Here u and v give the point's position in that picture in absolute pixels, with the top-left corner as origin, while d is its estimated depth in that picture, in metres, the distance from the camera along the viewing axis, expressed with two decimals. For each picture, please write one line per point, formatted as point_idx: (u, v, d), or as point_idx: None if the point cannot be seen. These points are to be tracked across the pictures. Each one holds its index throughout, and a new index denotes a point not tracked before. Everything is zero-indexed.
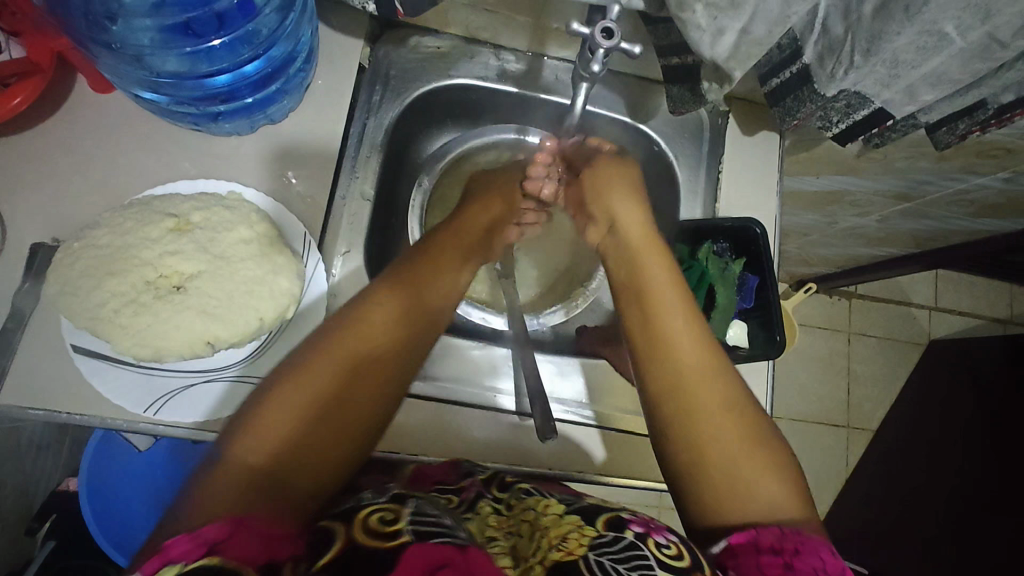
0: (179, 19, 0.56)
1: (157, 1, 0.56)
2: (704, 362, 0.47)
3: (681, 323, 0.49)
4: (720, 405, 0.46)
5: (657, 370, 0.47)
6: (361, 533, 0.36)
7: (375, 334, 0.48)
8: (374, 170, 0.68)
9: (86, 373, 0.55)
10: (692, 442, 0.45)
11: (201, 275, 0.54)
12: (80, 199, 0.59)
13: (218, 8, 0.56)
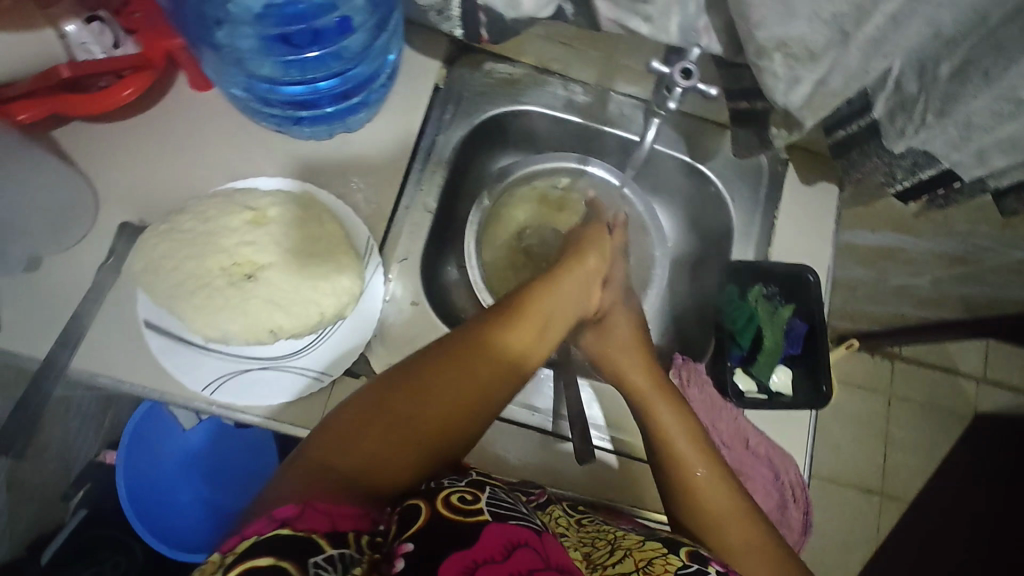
0: (278, 31, 0.59)
1: (260, 10, 0.59)
2: (701, 464, 0.56)
3: (679, 432, 0.58)
4: (721, 511, 0.54)
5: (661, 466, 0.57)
6: (441, 509, 0.42)
7: (438, 385, 0.50)
8: (437, 184, 0.71)
9: (155, 351, 0.58)
10: (700, 522, 0.54)
11: (272, 267, 0.57)
12: (166, 186, 0.63)
13: (316, 24, 0.60)
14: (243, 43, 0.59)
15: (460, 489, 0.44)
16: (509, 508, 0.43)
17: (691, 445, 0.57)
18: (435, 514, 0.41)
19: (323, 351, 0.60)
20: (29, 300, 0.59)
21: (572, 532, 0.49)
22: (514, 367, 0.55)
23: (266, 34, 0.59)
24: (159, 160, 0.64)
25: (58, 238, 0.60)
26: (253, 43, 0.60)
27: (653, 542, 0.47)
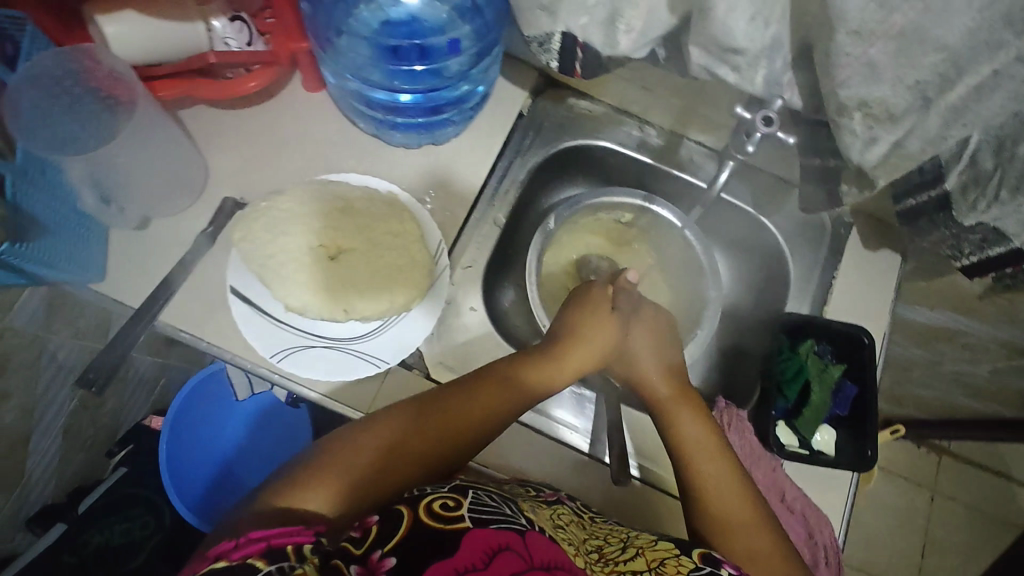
0: (393, 43, 0.66)
1: (381, 25, 0.66)
2: (712, 458, 0.58)
3: (696, 438, 0.59)
4: (738, 518, 0.54)
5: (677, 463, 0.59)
6: (423, 515, 0.42)
7: (422, 424, 0.54)
8: (510, 202, 0.75)
9: (235, 315, 0.63)
10: (712, 516, 0.54)
11: (354, 252, 0.62)
12: (268, 170, 0.70)
13: (427, 42, 0.66)
14: (357, 48, 0.66)
15: (442, 495, 0.45)
16: (491, 513, 0.44)
17: (707, 449, 0.58)
18: (417, 521, 0.42)
19: (385, 339, 0.64)
20: (133, 253, 0.65)
21: (578, 534, 0.51)
22: (499, 410, 0.57)
23: (380, 43, 0.66)
24: (264, 146, 0.71)
25: (169, 203, 0.66)
26: (366, 49, 0.66)
27: (669, 543, 0.49)
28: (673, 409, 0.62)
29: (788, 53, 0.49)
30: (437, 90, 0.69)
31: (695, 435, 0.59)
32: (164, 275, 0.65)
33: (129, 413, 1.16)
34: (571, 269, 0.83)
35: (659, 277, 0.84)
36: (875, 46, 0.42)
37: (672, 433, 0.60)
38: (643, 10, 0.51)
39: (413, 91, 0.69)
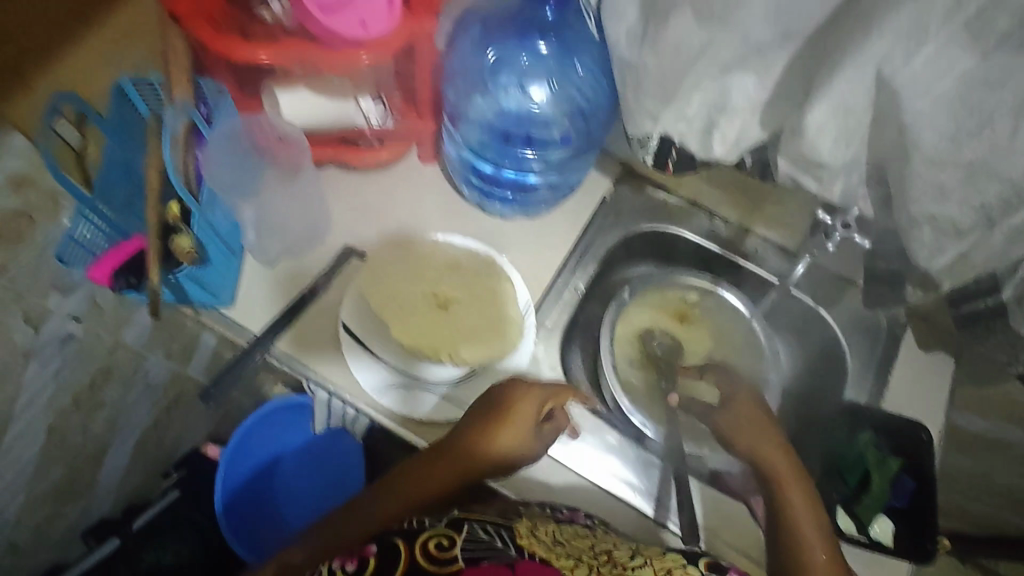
0: (506, 130, 0.76)
1: (496, 113, 0.76)
2: (818, 534, 0.61)
3: (803, 506, 0.63)
4: None
5: (781, 534, 0.62)
6: (422, 556, 0.54)
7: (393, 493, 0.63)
8: (590, 274, 0.83)
9: (344, 348, 0.70)
10: None
11: (461, 304, 0.68)
12: (381, 224, 0.79)
13: (534, 135, 0.76)
14: (475, 131, 0.76)
15: (439, 535, 0.56)
16: (484, 549, 0.54)
17: (816, 530, 0.61)
18: (413, 562, 0.53)
19: (475, 387, 0.71)
20: (260, 287, 0.74)
21: (583, 543, 0.58)
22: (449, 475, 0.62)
23: (497, 128, 0.76)
24: (380, 204, 0.79)
25: (295, 247, 0.75)
26: (484, 132, 0.76)
27: (678, 554, 0.58)
28: (785, 480, 0.65)
29: (864, 170, 0.57)
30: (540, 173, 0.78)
31: (803, 510, 0.63)
32: (284, 309, 0.73)
33: (188, 437, 1.21)
34: (636, 341, 0.87)
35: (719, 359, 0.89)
36: (946, 172, 0.50)
37: (781, 506, 0.64)
38: (738, 124, 0.61)
39: (518, 172, 0.78)
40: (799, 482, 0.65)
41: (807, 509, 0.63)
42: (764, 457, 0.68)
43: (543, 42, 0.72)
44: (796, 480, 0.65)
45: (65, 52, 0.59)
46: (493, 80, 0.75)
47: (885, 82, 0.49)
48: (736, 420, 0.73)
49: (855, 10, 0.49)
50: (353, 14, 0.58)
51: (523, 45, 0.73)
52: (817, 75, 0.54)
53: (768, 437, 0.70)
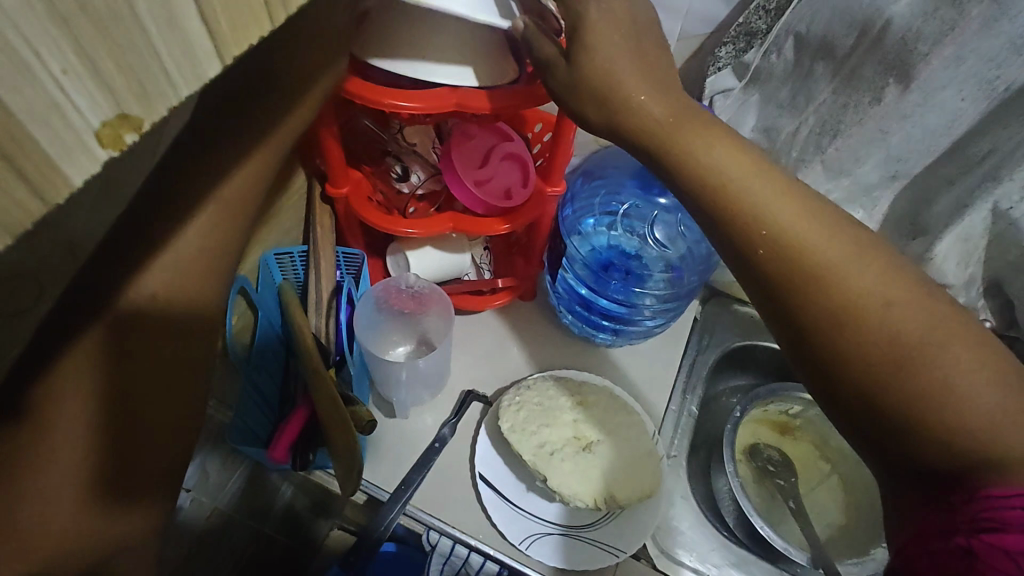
0: (604, 262, 0.79)
1: (595, 251, 0.80)
2: (844, 250, 0.35)
3: (839, 245, 0.35)
4: (903, 339, 0.33)
5: (794, 308, 0.36)
6: None
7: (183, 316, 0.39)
8: (699, 393, 0.85)
9: (485, 503, 0.68)
10: (866, 355, 0.33)
11: (601, 442, 0.70)
12: (496, 365, 0.79)
13: (631, 268, 0.79)
14: (580, 263, 0.79)
15: None
16: None
17: (834, 246, 0.35)
18: None
19: (619, 528, 0.68)
20: (388, 442, 0.72)
21: None
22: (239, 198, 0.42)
23: (595, 261, 0.79)
24: (487, 343, 0.81)
25: (418, 395, 0.74)
26: (584, 263, 0.79)
27: None
28: (749, 191, 0.37)
29: (982, 286, 0.61)
30: (645, 306, 0.78)
31: (808, 222, 0.36)
32: (414, 460, 0.71)
33: None
34: (746, 456, 0.87)
35: (837, 478, 0.86)
36: None
37: (755, 219, 0.36)
38: None
39: (620, 303, 0.78)
40: (816, 210, 0.36)
41: (848, 243, 0.35)
42: (727, 187, 0.37)
43: (664, 194, 0.83)
44: (794, 204, 0.36)
45: None
46: (602, 220, 0.83)
47: (1004, 214, 0.56)
48: (593, 96, 0.40)
49: (964, 156, 0.55)
50: (500, 185, 0.64)
51: (647, 197, 0.84)
52: (929, 209, 0.59)
53: (729, 150, 0.38)
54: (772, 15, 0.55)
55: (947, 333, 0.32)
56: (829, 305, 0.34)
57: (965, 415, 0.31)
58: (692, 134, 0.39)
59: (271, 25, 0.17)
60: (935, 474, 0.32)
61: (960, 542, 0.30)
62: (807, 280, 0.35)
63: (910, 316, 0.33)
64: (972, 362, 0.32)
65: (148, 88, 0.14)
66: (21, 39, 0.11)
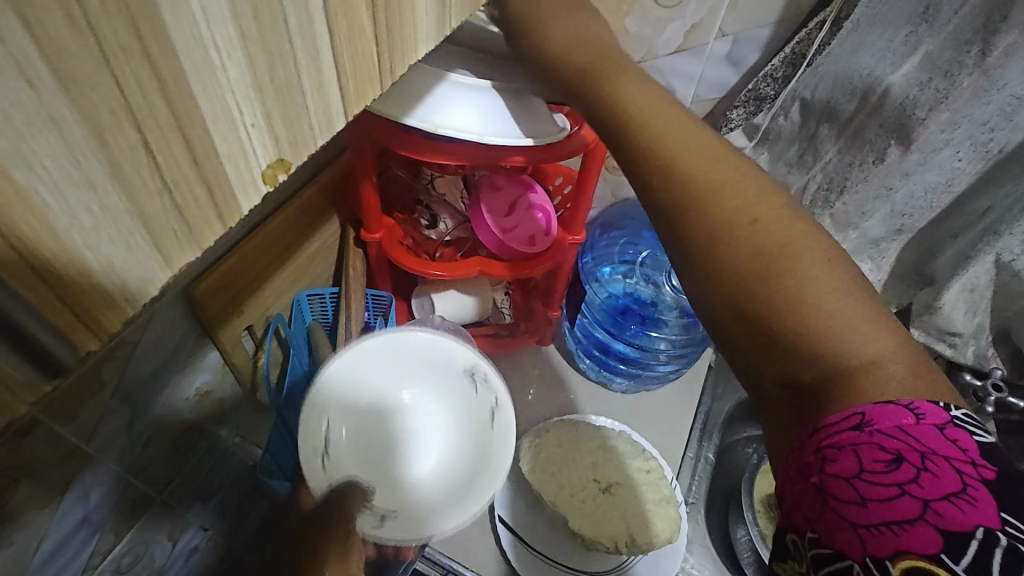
0: (618, 307, 0.82)
1: (609, 296, 0.83)
2: (720, 166, 0.35)
3: (714, 167, 0.34)
4: (754, 240, 0.32)
5: (671, 210, 0.35)
6: None
7: None
8: (714, 440, 0.84)
9: (505, 545, 0.68)
10: (721, 247, 0.32)
11: (622, 485, 0.70)
12: (515, 407, 0.80)
13: (643, 313, 0.82)
14: (597, 308, 0.82)
15: None
16: None
17: (703, 160, 0.35)
18: None
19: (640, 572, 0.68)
20: None
21: None
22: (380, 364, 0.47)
23: (611, 306, 0.83)
24: (509, 382, 0.82)
25: None
26: (601, 308, 0.82)
27: None
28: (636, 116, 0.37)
29: (990, 334, 0.64)
30: (660, 350, 0.81)
31: (687, 140, 0.36)
32: None
33: None
34: (764, 507, 0.82)
35: None
36: None
37: (637, 132, 0.37)
38: None
39: (635, 347, 0.81)
40: (695, 133, 0.36)
41: (727, 166, 0.34)
42: (622, 121, 0.38)
43: None
44: (676, 127, 0.36)
45: (262, 285, 0.63)
46: (619, 268, 0.86)
47: (1006, 266, 0.58)
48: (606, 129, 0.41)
49: (965, 212, 0.58)
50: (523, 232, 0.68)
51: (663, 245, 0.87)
52: (933, 260, 0.63)
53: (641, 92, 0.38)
54: (778, 82, 0.60)
55: (798, 244, 0.31)
56: (703, 215, 0.33)
57: (809, 322, 0.29)
58: (607, 83, 0.39)
59: (381, 90, 0.21)
60: (793, 393, 0.30)
61: (812, 479, 0.27)
62: (674, 194, 0.35)
63: (770, 232, 0.32)
64: (823, 275, 0.30)
65: (296, 138, 0.17)
66: (233, 102, 0.15)
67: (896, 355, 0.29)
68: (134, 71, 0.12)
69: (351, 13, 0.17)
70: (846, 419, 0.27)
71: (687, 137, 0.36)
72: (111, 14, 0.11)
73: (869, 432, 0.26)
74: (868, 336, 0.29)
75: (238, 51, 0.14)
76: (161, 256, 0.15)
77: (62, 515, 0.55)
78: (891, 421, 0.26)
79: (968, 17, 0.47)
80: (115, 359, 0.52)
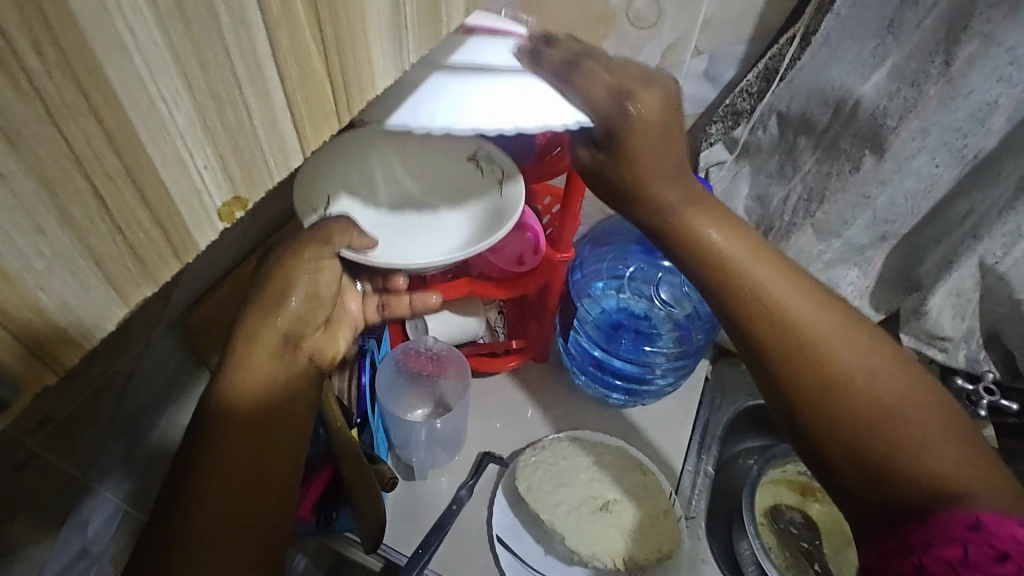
0: (611, 322, 0.82)
1: (602, 313, 0.83)
2: (823, 309, 0.37)
3: (796, 302, 0.37)
4: (868, 383, 0.35)
5: (779, 349, 0.37)
6: None
7: (261, 388, 0.40)
8: (714, 453, 0.83)
9: (503, 566, 0.67)
10: (833, 391, 0.35)
11: (619, 501, 0.71)
12: (512, 425, 0.80)
13: (638, 326, 0.82)
14: (591, 325, 0.81)
15: None
16: None
17: (810, 307, 0.37)
18: None
19: None
20: (407, 504, 0.72)
21: None
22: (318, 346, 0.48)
23: (605, 322, 0.82)
24: (505, 401, 0.82)
25: (436, 458, 0.75)
26: (594, 324, 0.82)
27: None
28: (741, 258, 0.39)
29: (981, 338, 0.63)
30: (656, 364, 0.80)
31: (788, 286, 0.38)
32: (433, 521, 0.71)
33: None
34: (768, 519, 0.85)
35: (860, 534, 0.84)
36: None
37: (739, 273, 0.38)
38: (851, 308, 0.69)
39: (631, 362, 0.80)
40: (791, 277, 0.38)
41: (827, 310, 0.37)
42: (723, 261, 0.39)
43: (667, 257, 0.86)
44: (771, 270, 0.38)
45: None
46: (610, 284, 0.87)
47: (990, 268, 0.58)
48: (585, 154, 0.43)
49: (946, 218, 0.59)
50: (512, 252, 0.69)
51: (651, 260, 0.88)
52: (919, 266, 0.63)
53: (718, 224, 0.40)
54: (755, 97, 0.62)
55: (902, 383, 0.35)
56: (814, 362, 0.36)
57: (923, 461, 0.33)
58: (693, 222, 0.40)
59: (340, 127, 0.22)
60: (890, 516, 0.33)
61: (913, 558, 0.31)
62: (784, 338, 0.37)
63: (879, 376, 0.35)
64: (925, 414, 0.34)
65: (252, 178, 0.18)
66: (184, 148, 0.16)
67: (992, 482, 0.33)
68: (78, 123, 0.13)
69: (301, 57, 0.18)
70: (962, 521, 0.31)
71: (787, 277, 0.38)
72: (53, 76, 0.12)
73: (984, 534, 0.30)
74: (972, 471, 0.33)
75: (184, 99, 0.15)
76: (115, 288, 0.16)
77: (59, 545, 0.56)
78: (1006, 529, 0.30)
79: (930, 28, 0.49)
80: (111, 390, 0.53)
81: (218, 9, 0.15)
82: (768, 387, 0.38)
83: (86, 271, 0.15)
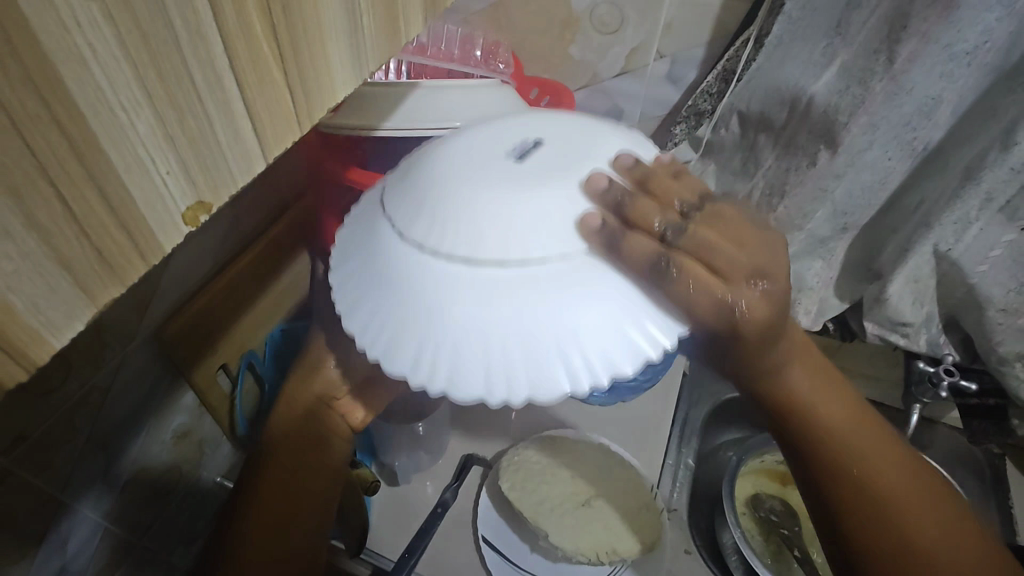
0: None
1: None
2: (893, 473, 0.46)
3: (874, 455, 0.46)
4: (930, 545, 0.43)
5: (859, 507, 0.45)
6: None
7: (298, 431, 0.52)
8: (693, 447, 0.88)
9: (489, 565, 0.68)
10: (903, 546, 0.43)
11: (599, 497, 0.72)
12: (493, 427, 0.81)
13: None
14: None
15: None
16: None
17: (886, 470, 0.45)
18: None
19: None
20: (391, 509, 0.73)
21: None
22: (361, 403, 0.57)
23: None
24: (486, 404, 0.84)
25: (420, 462, 0.76)
26: None
27: None
28: (836, 425, 0.46)
29: (940, 322, 0.66)
30: None
31: (871, 450, 0.46)
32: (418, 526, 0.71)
33: None
34: (748, 508, 0.87)
35: None
36: None
37: (831, 438, 0.46)
38: (817, 298, 0.71)
39: None
40: (874, 442, 0.46)
41: (899, 477, 0.46)
42: (820, 425, 0.46)
43: None
44: (860, 435, 0.46)
45: (232, 328, 0.63)
46: None
47: (945, 255, 0.60)
48: None
49: (902, 208, 0.62)
50: None
51: None
52: (880, 255, 0.65)
53: (831, 397, 0.47)
54: (715, 98, 0.65)
55: (952, 546, 0.43)
56: (887, 520, 0.44)
57: None
58: (800, 392, 0.46)
59: (301, 134, 0.23)
60: None
61: None
62: (864, 497, 0.45)
63: (935, 537, 0.44)
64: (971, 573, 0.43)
65: (215, 183, 0.19)
66: (146, 155, 0.17)
67: None
68: (42, 132, 0.14)
69: (259, 67, 0.19)
70: None
71: (869, 442, 0.46)
72: (16, 90, 0.13)
73: None
74: None
75: (144, 109, 0.16)
76: (82, 289, 0.16)
77: (39, 563, 0.55)
78: None
79: (875, 28, 0.52)
80: (89, 405, 0.53)
81: (175, 23, 0.16)
82: (840, 531, 0.46)
83: (54, 273, 0.16)
